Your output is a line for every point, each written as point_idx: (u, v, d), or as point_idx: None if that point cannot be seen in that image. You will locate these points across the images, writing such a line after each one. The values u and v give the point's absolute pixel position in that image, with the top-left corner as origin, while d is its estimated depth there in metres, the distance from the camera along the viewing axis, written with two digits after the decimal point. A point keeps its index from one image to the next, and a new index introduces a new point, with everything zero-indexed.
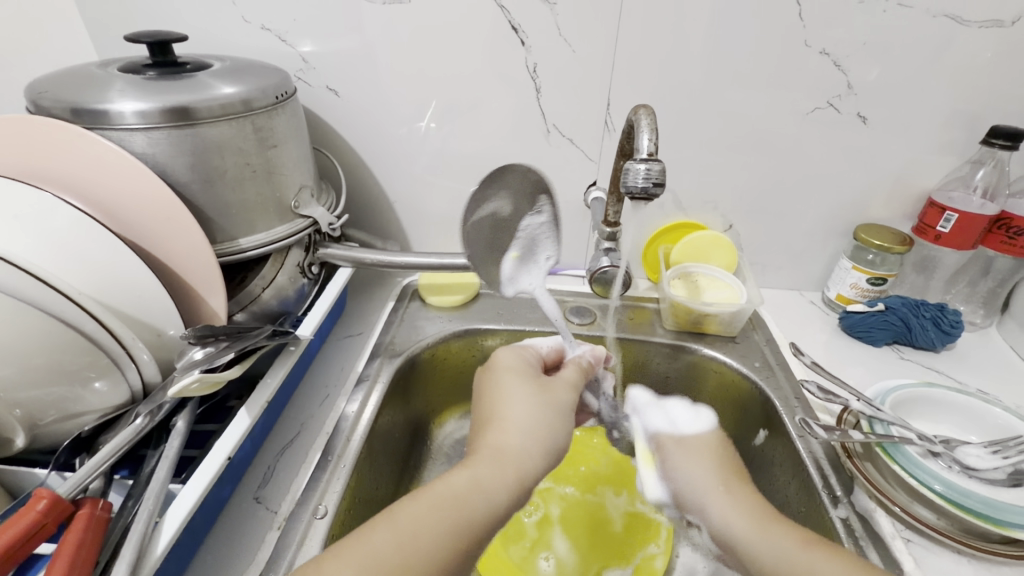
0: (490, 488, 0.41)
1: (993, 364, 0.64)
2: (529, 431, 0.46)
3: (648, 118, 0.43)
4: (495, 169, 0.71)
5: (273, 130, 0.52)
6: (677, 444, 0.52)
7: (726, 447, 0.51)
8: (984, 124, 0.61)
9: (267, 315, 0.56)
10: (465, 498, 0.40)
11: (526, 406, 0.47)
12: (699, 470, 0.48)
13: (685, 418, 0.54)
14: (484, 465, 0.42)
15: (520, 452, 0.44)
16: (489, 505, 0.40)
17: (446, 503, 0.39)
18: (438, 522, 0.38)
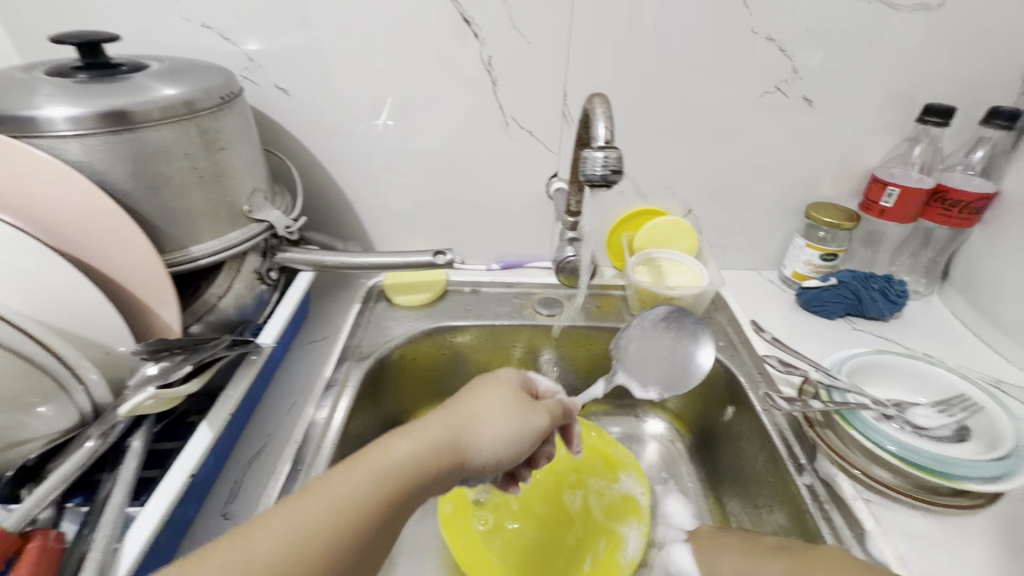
0: (424, 477, 0.37)
1: (937, 329, 0.68)
2: (500, 436, 0.41)
3: (603, 107, 0.43)
4: (456, 164, 0.70)
5: (220, 132, 0.50)
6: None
7: (733, 538, 0.44)
8: (918, 103, 0.65)
9: (226, 324, 0.54)
10: (379, 474, 0.35)
11: (507, 422, 0.42)
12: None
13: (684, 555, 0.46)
14: (418, 442, 0.37)
15: (460, 449, 0.39)
16: (401, 481, 0.35)
17: (357, 479, 0.34)
18: (337, 502, 0.33)
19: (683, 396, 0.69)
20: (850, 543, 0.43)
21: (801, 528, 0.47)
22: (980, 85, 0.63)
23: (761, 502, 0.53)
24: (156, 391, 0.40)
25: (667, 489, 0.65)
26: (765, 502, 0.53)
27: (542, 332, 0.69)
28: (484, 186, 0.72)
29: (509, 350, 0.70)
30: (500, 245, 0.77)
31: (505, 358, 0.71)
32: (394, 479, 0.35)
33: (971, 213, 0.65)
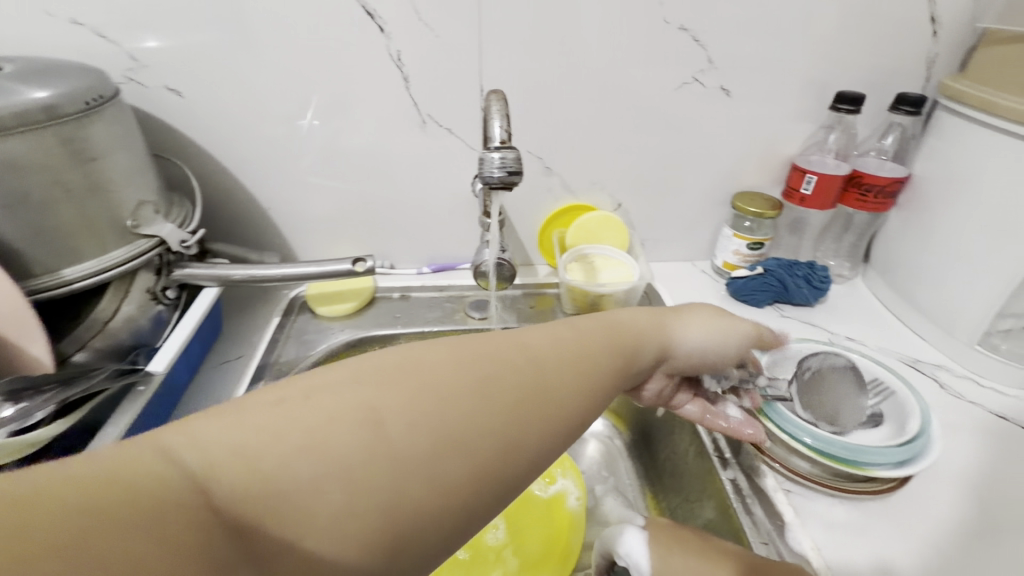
0: (554, 392, 0.30)
1: (859, 312, 0.70)
2: (704, 339, 0.40)
3: (498, 104, 0.41)
4: (375, 164, 0.66)
5: (91, 141, 0.45)
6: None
7: (672, 534, 0.42)
8: (831, 91, 0.66)
9: (116, 350, 0.49)
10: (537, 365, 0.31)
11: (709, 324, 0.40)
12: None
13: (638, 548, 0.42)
14: (577, 339, 0.34)
15: (605, 353, 0.34)
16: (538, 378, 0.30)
17: (504, 368, 0.30)
18: (471, 390, 0.28)
19: None
20: (769, 536, 0.43)
21: (726, 522, 0.47)
22: (888, 72, 0.65)
23: (694, 495, 0.53)
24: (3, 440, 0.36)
25: (607, 486, 0.65)
26: (696, 495, 0.53)
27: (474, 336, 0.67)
28: (407, 186, 0.69)
29: None
30: (430, 247, 0.74)
31: None
32: (447, 398, 0.27)
33: (885, 198, 0.67)
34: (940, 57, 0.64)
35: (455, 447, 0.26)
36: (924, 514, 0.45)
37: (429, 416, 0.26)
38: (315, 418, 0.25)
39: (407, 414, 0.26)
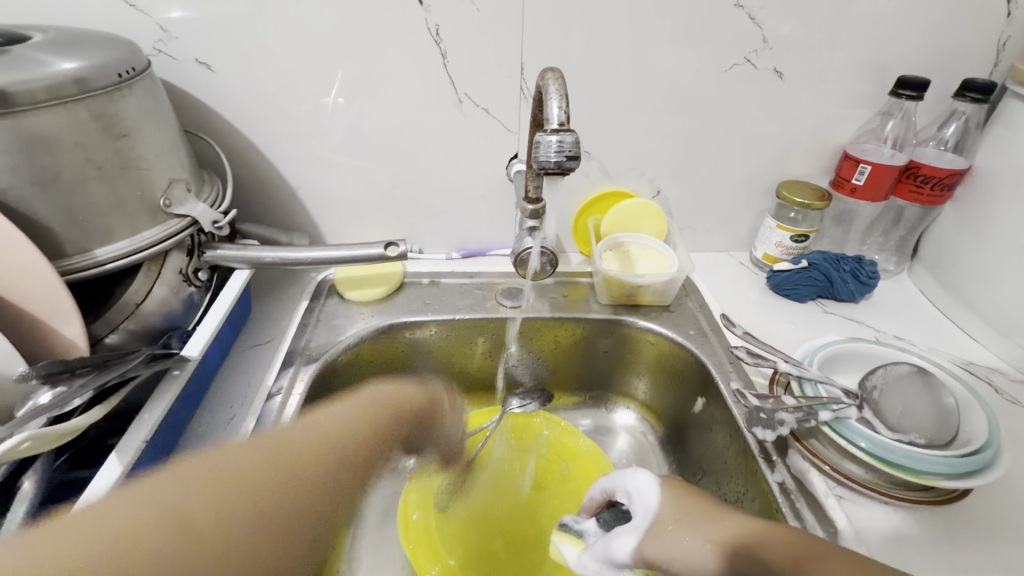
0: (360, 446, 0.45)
1: (905, 309, 0.67)
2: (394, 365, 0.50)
3: (556, 84, 0.39)
4: (407, 144, 0.64)
5: (122, 116, 0.43)
6: (658, 540, 0.37)
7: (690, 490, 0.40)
8: (891, 75, 0.62)
9: (149, 333, 0.48)
10: (308, 445, 0.41)
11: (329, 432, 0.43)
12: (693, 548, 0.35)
13: (647, 489, 0.40)
14: (336, 422, 0.45)
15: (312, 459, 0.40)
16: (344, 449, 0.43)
17: (307, 459, 0.40)
18: (281, 472, 0.38)
19: (653, 385, 0.67)
20: None
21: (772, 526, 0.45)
22: (954, 56, 0.61)
23: (731, 495, 0.52)
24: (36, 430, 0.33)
25: None
26: (735, 495, 0.51)
27: (505, 324, 0.65)
28: (439, 169, 0.66)
29: (472, 345, 0.66)
30: (459, 232, 0.72)
31: (468, 350, 0.67)
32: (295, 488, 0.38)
33: (943, 191, 0.63)
34: (1012, 41, 0.60)
35: (275, 517, 0.36)
36: (981, 527, 0.43)
37: (318, 456, 0.41)
38: (270, 444, 0.39)
39: (239, 502, 0.34)
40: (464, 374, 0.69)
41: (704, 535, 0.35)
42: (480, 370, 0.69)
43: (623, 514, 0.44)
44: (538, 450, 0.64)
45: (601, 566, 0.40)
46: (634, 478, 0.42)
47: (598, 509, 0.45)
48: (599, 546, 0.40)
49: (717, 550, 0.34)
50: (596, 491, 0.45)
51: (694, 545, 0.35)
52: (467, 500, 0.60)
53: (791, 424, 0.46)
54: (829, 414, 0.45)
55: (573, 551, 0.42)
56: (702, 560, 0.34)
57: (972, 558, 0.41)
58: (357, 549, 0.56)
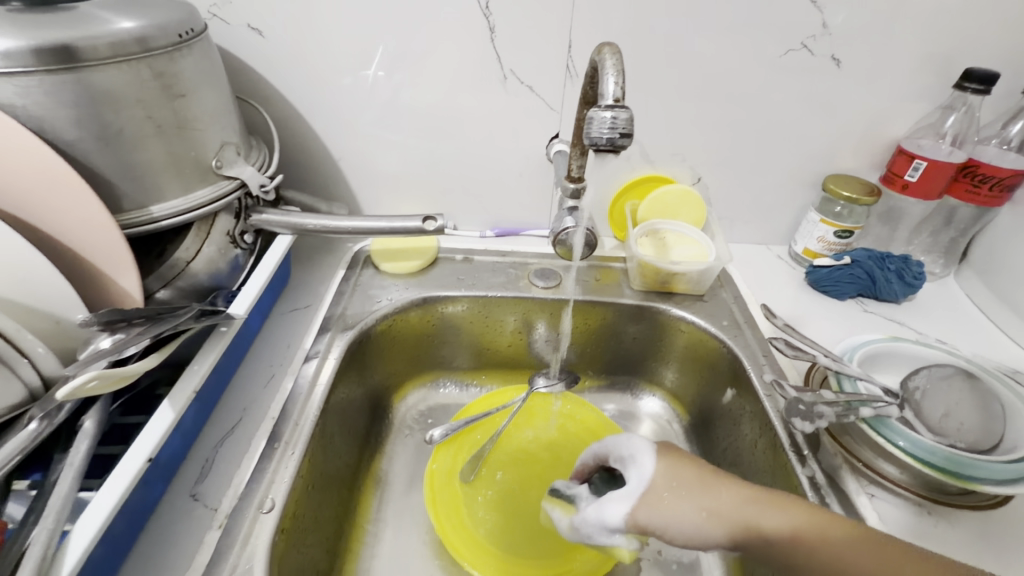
0: None
1: (950, 314, 0.65)
2: None
3: (612, 59, 0.39)
4: (449, 119, 0.64)
5: (180, 77, 0.44)
6: (650, 505, 0.37)
7: (679, 454, 0.39)
8: (956, 68, 0.59)
9: (196, 291, 0.50)
10: None
11: None
12: (686, 514, 0.36)
13: (641, 456, 0.39)
14: None
15: None
16: None
17: None
18: None
19: (682, 373, 0.66)
20: None
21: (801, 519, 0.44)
22: None
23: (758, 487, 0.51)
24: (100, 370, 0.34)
25: None
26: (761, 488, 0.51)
27: (536, 304, 0.65)
28: (479, 146, 0.66)
29: (501, 323, 0.67)
30: (493, 210, 0.72)
31: (498, 328, 0.68)
32: None
33: (1001, 192, 0.61)
34: None
35: None
36: (1021, 537, 0.42)
37: None
38: None
39: None
40: (493, 350, 0.69)
41: (699, 503, 0.36)
42: (508, 349, 0.69)
43: (614, 479, 0.45)
44: (559, 429, 0.64)
45: (593, 531, 0.39)
46: (629, 443, 0.41)
47: (588, 472, 0.46)
48: (590, 513, 0.39)
49: (712, 518, 0.35)
50: (588, 457, 0.45)
51: (688, 512, 0.36)
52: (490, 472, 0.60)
53: (830, 418, 0.44)
54: (869, 412, 0.43)
55: (565, 516, 0.44)
56: (697, 527, 0.35)
57: (1008, 566, 0.40)
58: (382, 512, 0.57)
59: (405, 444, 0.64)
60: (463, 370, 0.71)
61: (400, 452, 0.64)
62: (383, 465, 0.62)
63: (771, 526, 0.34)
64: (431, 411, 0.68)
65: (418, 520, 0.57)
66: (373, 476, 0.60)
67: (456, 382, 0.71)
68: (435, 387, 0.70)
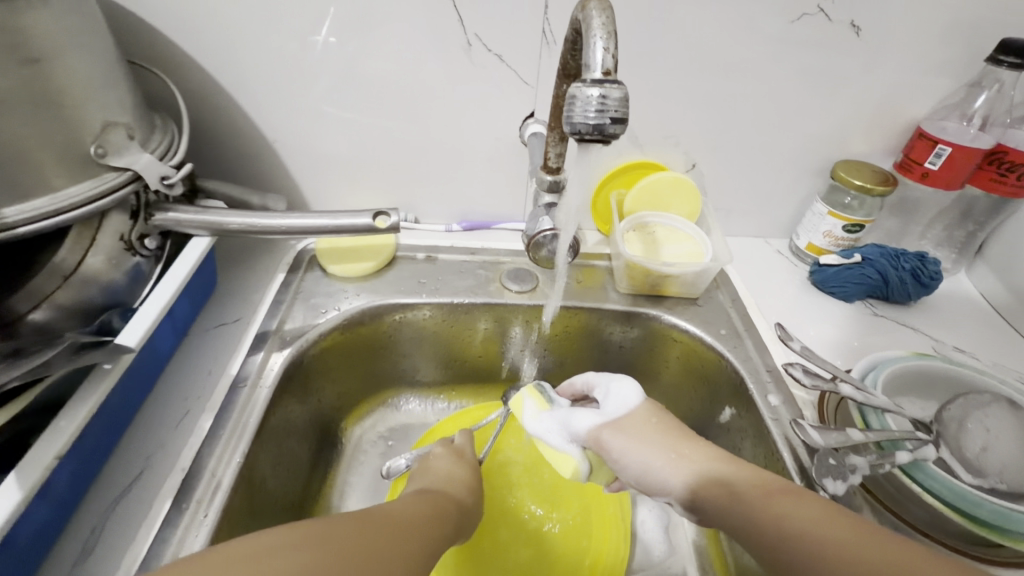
0: None
1: (966, 316, 0.59)
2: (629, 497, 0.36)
3: (601, 17, 0.30)
4: (404, 95, 0.54)
5: (35, 35, 0.33)
6: (614, 428, 0.41)
7: (664, 418, 0.42)
8: (989, 38, 0.51)
9: (83, 311, 0.41)
10: None
11: None
12: (649, 448, 0.39)
13: (617, 393, 0.43)
14: None
15: None
16: None
17: None
18: None
19: (672, 386, 0.59)
20: None
21: None
22: None
23: None
24: None
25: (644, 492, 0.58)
26: None
27: (509, 311, 0.57)
28: (441, 126, 0.56)
29: (469, 332, 0.59)
30: (460, 201, 0.63)
31: (465, 338, 0.59)
32: None
33: None
34: None
35: None
36: None
37: None
38: None
39: None
40: (462, 361, 0.61)
41: (670, 447, 0.39)
42: (479, 359, 0.61)
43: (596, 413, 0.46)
44: (545, 470, 0.56)
45: (556, 432, 0.43)
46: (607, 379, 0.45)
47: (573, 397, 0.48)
48: (560, 413, 0.43)
49: (679, 461, 0.39)
50: (579, 383, 0.47)
51: (659, 451, 0.39)
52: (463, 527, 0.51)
53: (864, 470, 0.37)
54: (906, 456, 0.37)
55: (535, 406, 0.44)
56: (663, 464, 0.39)
57: None
58: None
59: (361, 473, 0.56)
60: (428, 384, 0.62)
61: (354, 483, 0.56)
62: (335, 500, 0.54)
63: (744, 485, 0.35)
64: (392, 432, 0.60)
65: None
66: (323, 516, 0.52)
67: (421, 398, 0.63)
68: (396, 405, 0.62)
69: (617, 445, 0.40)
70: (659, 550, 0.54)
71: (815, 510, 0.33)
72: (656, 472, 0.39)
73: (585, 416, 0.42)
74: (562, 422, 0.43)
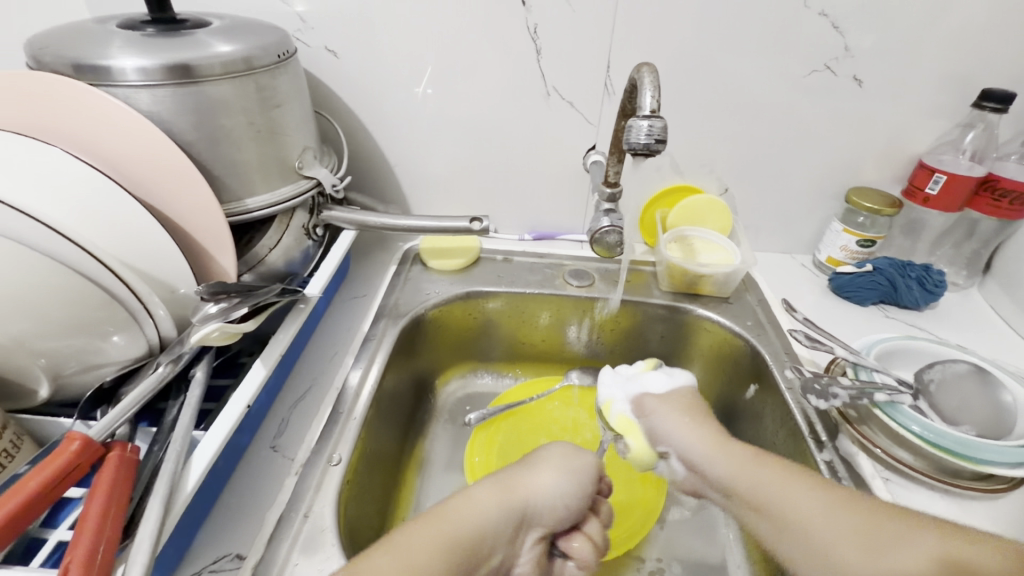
0: None
1: (973, 322, 0.67)
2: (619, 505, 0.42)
3: (650, 76, 0.44)
4: (495, 131, 0.71)
5: (276, 90, 0.51)
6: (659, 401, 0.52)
7: (701, 404, 0.53)
8: (975, 87, 0.63)
9: (274, 276, 0.57)
10: None
11: None
12: (687, 430, 0.48)
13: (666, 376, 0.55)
14: None
15: None
16: None
17: None
18: None
19: (706, 371, 0.70)
20: None
21: None
22: None
23: None
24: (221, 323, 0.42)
25: None
26: None
27: (570, 302, 0.71)
28: (521, 155, 0.72)
29: (536, 319, 0.72)
30: (532, 215, 0.78)
31: (532, 325, 0.73)
32: None
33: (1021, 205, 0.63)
34: None
35: None
36: None
37: None
38: None
39: None
40: (529, 344, 0.75)
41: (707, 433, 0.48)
42: (542, 343, 0.75)
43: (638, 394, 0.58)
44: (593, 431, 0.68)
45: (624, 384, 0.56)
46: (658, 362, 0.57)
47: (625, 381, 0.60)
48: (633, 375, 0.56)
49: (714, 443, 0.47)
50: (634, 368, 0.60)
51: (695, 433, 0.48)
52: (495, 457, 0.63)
53: (844, 398, 0.48)
54: (882, 397, 0.47)
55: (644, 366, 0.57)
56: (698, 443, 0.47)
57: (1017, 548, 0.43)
58: (424, 487, 0.63)
59: (445, 428, 0.70)
60: (499, 362, 0.76)
61: (440, 435, 0.69)
62: (426, 445, 0.67)
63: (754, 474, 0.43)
64: (469, 398, 0.74)
65: None
66: (417, 455, 0.65)
67: (493, 373, 0.76)
68: (473, 377, 0.75)
69: (664, 415, 0.50)
70: (691, 507, 0.63)
71: (839, 511, 0.39)
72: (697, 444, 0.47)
73: (655, 383, 0.54)
74: (625, 383, 0.56)
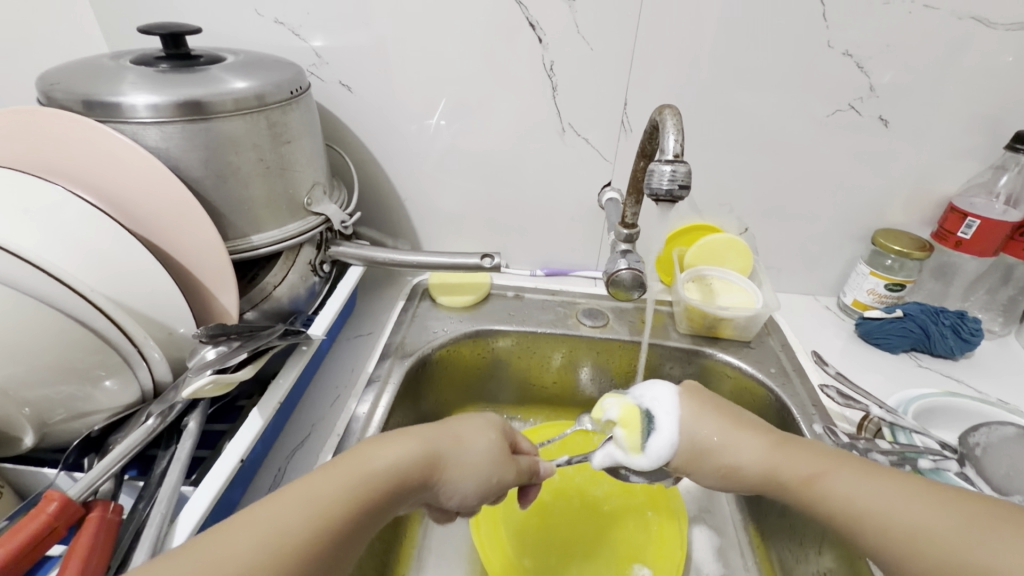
0: None
1: (1012, 373, 0.63)
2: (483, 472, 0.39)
3: (673, 119, 0.43)
4: (508, 166, 0.69)
5: (288, 126, 0.50)
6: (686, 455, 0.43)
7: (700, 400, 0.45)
8: (1008, 128, 0.60)
9: (277, 314, 0.55)
10: None
11: None
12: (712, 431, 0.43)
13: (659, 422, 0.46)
14: None
15: None
16: None
17: None
18: None
19: None
20: None
21: None
22: None
23: (808, 543, 0.51)
24: (215, 375, 0.40)
25: (698, 516, 0.64)
26: (813, 544, 0.50)
27: (585, 343, 0.68)
28: (536, 189, 0.71)
29: (547, 361, 0.70)
30: (545, 251, 0.76)
31: (545, 365, 0.70)
32: None
33: None
34: None
35: None
36: None
37: None
38: None
39: None
40: (540, 385, 0.72)
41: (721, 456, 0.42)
42: (553, 385, 0.72)
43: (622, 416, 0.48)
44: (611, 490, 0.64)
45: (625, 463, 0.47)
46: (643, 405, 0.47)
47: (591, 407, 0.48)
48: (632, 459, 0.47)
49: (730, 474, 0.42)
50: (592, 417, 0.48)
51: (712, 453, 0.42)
52: (514, 547, 0.57)
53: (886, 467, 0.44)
54: (926, 463, 0.44)
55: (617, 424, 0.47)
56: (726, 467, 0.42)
57: None
58: (427, 539, 0.59)
59: None
60: (509, 403, 0.73)
61: None
62: None
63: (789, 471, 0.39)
64: None
65: (461, 549, 0.59)
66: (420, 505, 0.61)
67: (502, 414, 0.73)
68: None
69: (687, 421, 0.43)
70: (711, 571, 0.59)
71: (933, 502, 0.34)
72: (728, 448, 0.42)
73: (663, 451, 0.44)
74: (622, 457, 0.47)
